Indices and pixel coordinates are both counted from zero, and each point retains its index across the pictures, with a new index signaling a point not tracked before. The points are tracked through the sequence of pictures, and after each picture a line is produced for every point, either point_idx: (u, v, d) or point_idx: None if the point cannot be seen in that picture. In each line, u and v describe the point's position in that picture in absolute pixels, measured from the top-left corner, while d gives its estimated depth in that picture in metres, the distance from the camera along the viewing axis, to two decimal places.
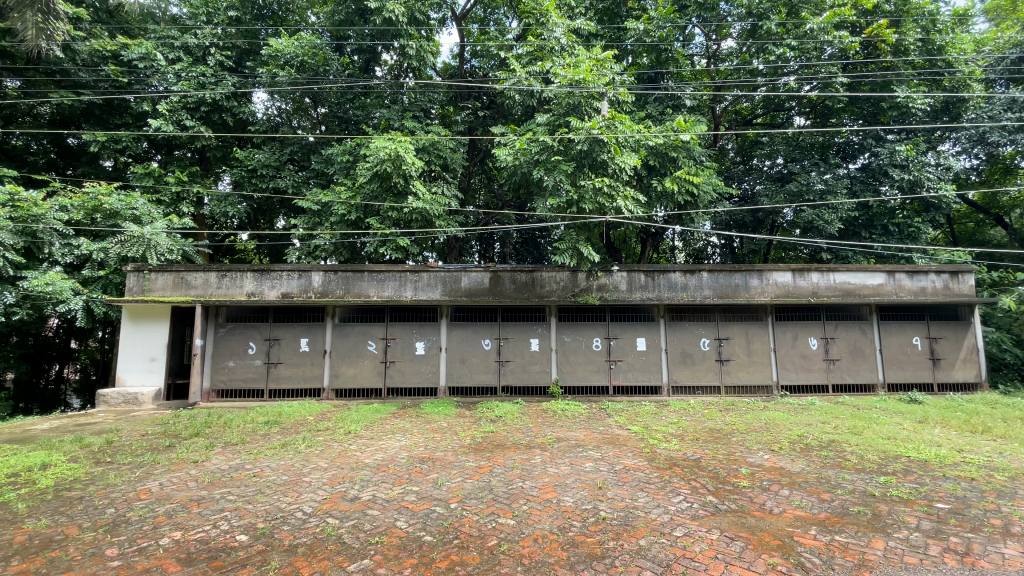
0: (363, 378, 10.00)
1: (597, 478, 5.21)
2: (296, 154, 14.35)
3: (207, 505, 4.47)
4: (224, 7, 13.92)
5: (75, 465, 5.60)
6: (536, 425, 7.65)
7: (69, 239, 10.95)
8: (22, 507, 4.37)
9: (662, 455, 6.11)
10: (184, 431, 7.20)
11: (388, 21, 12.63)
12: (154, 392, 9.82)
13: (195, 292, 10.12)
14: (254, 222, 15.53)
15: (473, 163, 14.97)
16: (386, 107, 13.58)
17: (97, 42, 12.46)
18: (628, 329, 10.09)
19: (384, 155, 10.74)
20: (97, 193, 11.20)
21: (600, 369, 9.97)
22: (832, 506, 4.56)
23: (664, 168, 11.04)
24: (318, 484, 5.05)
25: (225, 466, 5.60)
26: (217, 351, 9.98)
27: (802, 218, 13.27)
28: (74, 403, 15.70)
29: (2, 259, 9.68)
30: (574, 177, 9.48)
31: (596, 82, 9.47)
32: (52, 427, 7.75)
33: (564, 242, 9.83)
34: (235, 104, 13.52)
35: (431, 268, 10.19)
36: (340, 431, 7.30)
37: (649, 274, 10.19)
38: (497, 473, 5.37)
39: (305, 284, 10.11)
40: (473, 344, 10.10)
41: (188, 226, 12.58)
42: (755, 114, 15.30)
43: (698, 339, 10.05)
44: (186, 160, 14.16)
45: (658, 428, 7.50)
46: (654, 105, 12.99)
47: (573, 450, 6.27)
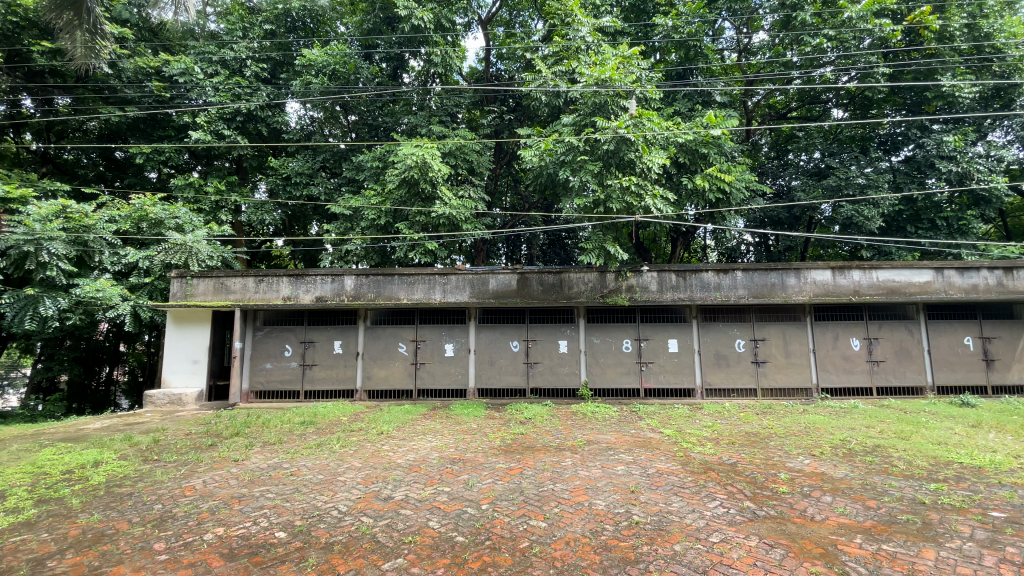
0: (395, 379, 10.15)
1: (629, 481, 5.13)
2: (328, 161, 14.69)
3: (247, 502, 4.61)
4: (259, 22, 14.50)
5: (125, 462, 5.89)
6: (566, 427, 7.61)
7: (118, 248, 11.50)
8: (77, 503, 4.61)
9: (697, 459, 5.97)
10: (225, 431, 7.47)
11: (416, 28, 12.87)
12: (196, 393, 10.23)
13: (234, 296, 10.47)
14: (289, 229, 15.99)
15: (499, 165, 15.02)
16: (414, 113, 13.89)
17: (142, 60, 13.10)
18: (659, 330, 9.91)
19: (412, 162, 10.93)
20: (143, 204, 11.77)
21: (631, 371, 9.83)
22: (878, 514, 4.35)
23: (695, 165, 10.86)
24: (352, 483, 5.14)
25: (263, 465, 5.76)
26: (255, 354, 10.34)
27: (842, 214, 12.76)
28: (123, 404, 16.55)
29: (55, 268, 10.31)
30: (600, 177, 9.42)
31: (622, 81, 9.42)
32: (104, 427, 8.17)
33: (591, 242, 9.76)
34: (269, 114, 14.05)
35: (459, 270, 10.22)
36: (373, 432, 7.42)
37: (680, 274, 9.88)
38: (528, 475, 5.36)
39: (338, 288, 10.31)
40: (502, 346, 10.12)
41: (227, 234, 13.09)
42: (790, 107, 14.79)
43: (732, 340, 9.79)
44: (224, 170, 14.71)
45: (692, 431, 7.34)
46: (683, 102, 12.82)
47: (604, 453, 6.20)
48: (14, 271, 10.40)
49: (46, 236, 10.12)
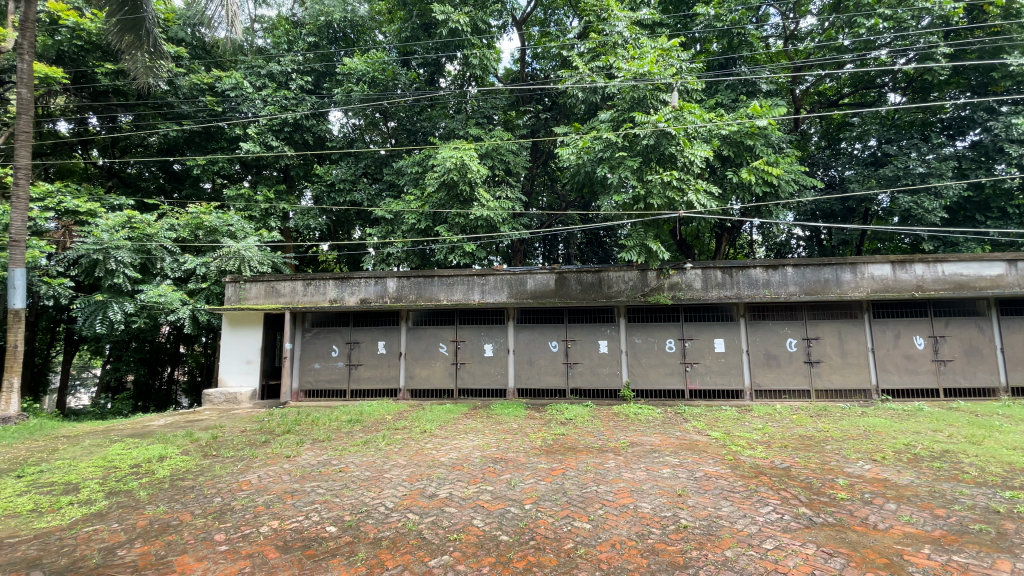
0: (436, 379, 10.31)
1: (676, 485, 4.99)
2: (369, 167, 15.11)
3: (300, 497, 4.78)
4: (304, 36, 15.06)
5: (187, 457, 6.23)
6: (609, 429, 7.50)
7: (177, 255, 12.11)
8: (144, 495, 4.90)
9: (747, 463, 5.75)
10: (278, 428, 7.79)
11: (453, 32, 13.03)
12: (250, 392, 10.70)
13: (284, 299, 10.89)
14: (333, 233, 16.49)
15: (536, 164, 15.00)
16: (451, 117, 14.07)
17: (196, 77, 13.83)
18: (704, 329, 9.60)
19: (451, 164, 11.12)
20: (199, 213, 12.47)
21: (675, 372, 9.57)
22: (948, 523, 4.06)
23: (741, 158, 10.55)
24: (398, 480, 5.24)
25: (314, 462, 5.96)
26: (305, 354, 10.76)
27: (899, 206, 12.02)
28: (183, 403, 17.48)
29: (122, 275, 10.99)
30: (640, 173, 9.26)
31: (662, 74, 9.24)
32: (167, 423, 8.67)
33: (632, 239, 9.57)
34: (314, 123, 14.60)
35: (497, 271, 10.26)
36: (416, 430, 7.54)
37: (725, 271, 9.54)
38: (570, 476, 5.30)
39: (381, 290, 10.56)
40: (541, 346, 10.09)
41: (276, 239, 13.66)
42: (842, 94, 14.19)
43: (783, 339, 9.37)
44: (272, 178, 15.32)
45: (741, 434, 7.07)
46: (726, 93, 12.41)
47: (649, 455, 6.06)
48: (86, 278, 11.22)
49: (113, 245, 10.86)
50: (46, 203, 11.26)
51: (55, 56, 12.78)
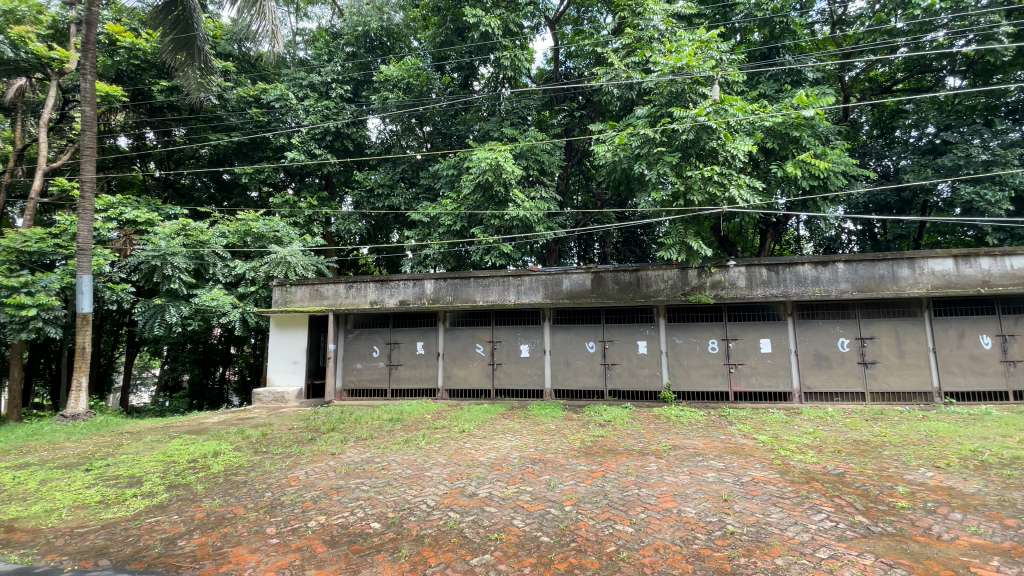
0: (474, 379, 10.41)
1: (721, 489, 4.83)
2: (406, 172, 15.39)
3: (345, 493, 4.91)
4: (342, 46, 15.51)
5: (239, 453, 6.52)
6: (649, 431, 7.34)
7: (228, 260, 12.69)
8: (200, 489, 5.16)
9: (797, 468, 5.51)
10: (323, 426, 8.03)
11: (485, 35, 13.21)
12: (296, 392, 11.09)
13: (328, 302, 11.37)
14: (373, 237, 16.87)
15: (571, 163, 14.94)
16: (485, 119, 14.24)
17: (243, 90, 14.45)
18: (749, 329, 9.26)
19: (486, 165, 11.26)
20: (248, 220, 13.02)
21: (718, 373, 9.28)
22: (1022, 535, 3.76)
23: (785, 151, 10.23)
24: (439, 479, 5.30)
25: (357, 459, 6.11)
26: (347, 354, 11.10)
27: (960, 197, 11.28)
28: (234, 401, 18.25)
29: (178, 280, 11.62)
30: (679, 169, 9.04)
31: (701, 67, 9.09)
32: (220, 421, 9.10)
33: (671, 237, 9.37)
34: (354, 130, 15.06)
35: (533, 271, 10.32)
36: (455, 430, 7.62)
37: (771, 268, 9.21)
38: (610, 479, 5.22)
39: (419, 292, 10.87)
40: (578, 346, 10.00)
41: (320, 244, 14.14)
42: (896, 79, 13.47)
43: (835, 339, 8.92)
44: (315, 185, 15.84)
45: (789, 438, 6.78)
46: (768, 83, 12.01)
47: (692, 459, 5.89)
48: (146, 283, 11.89)
49: (169, 252, 11.49)
50: (109, 214, 12.06)
51: (114, 75, 13.67)
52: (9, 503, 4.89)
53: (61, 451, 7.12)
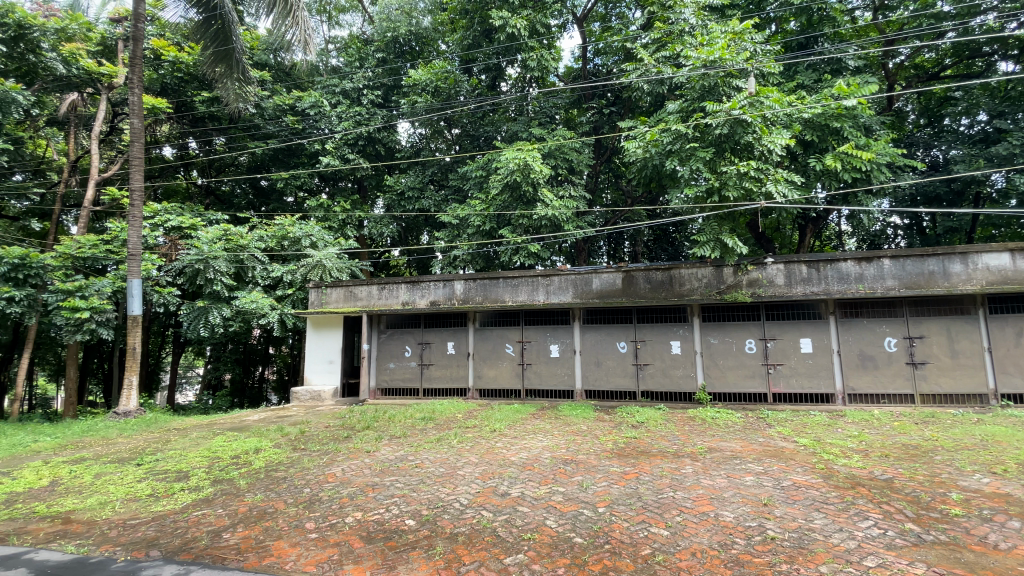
0: (504, 379, 10.44)
1: (761, 493, 4.69)
2: (436, 175, 15.61)
3: (380, 490, 5.00)
4: (373, 52, 15.81)
5: (279, 450, 6.73)
6: (684, 433, 7.20)
7: (266, 263, 13.12)
8: (243, 484, 5.35)
9: (841, 472, 5.29)
10: (358, 424, 8.21)
11: (512, 36, 13.26)
12: (332, 390, 11.40)
13: (361, 303, 11.61)
14: (404, 239, 17.10)
15: (600, 161, 14.81)
16: (513, 119, 14.29)
17: (279, 98, 14.93)
18: (788, 329, 8.95)
19: (514, 165, 11.30)
20: (285, 225, 13.45)
21: (755, 374, 9.02)
22: None
23: (825, 142, 9.88)
24: (471, 478, 5.34)
25: (391, 457, 6.22)
26: (380, 354, 11.33)
27: (1017, 187, 10.63)
28: (273, 399, 18.84)
29: (220, 283, 12.08)
30: (713, 164, 8.84)
31: (735, 59, 8.90)
32: (261, 418, 9.42)
33: (705, 234, 9.18)
34: (385, 135, 15.37)
35: (562, 271, 10.28)
36: (486, 429, 7.66)
37: (811, 265, 8.88)
38: (644, 481, 5.13)
39: (449, 292, 10.98)
40: (609, 346, 9.89)
41: (353, 246, 14.46)
42: (943, 65, 12.84)
43: (881, 338, 8.54)
44: (348, 190, 16.20)
45: (833, 441, 6.52)
46: (806, 73, 11.61)
47: (729, 462, 5.74)
48: (190, 286, 12.39)
49: (211, 256, 11.95)
50: (156, 221, 12.64)
51: (159, 89, 14.35)
52: (68, 496, 5.19)
53: (114, 447, 7.50)
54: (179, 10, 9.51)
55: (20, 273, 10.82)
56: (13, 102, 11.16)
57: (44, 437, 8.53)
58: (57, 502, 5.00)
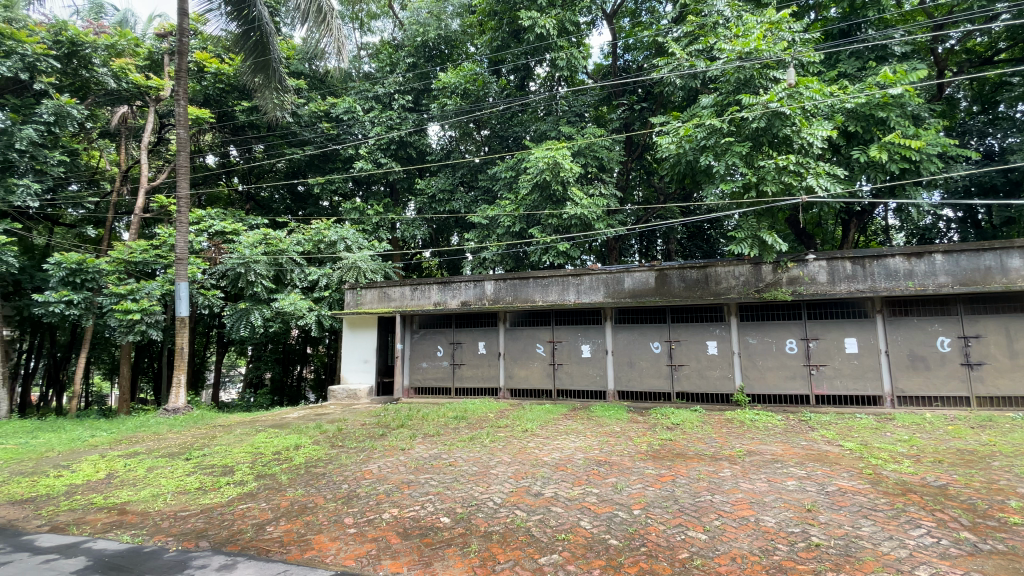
0: (535, 379, 10.43)
1: (804, 499, 4.53)
2: (465, 176, 15.76)
3: (415, 487, 5.08)
4: (403, 58, 16.07)
5: (318, 447, 6.93)
6: (721, 436, 7.01)
7: (304, 266, 13.52)
8: (285, 479, 5.53)
9: (891, 478, 5.05)
10: (393, 422, 8.36)
11: (541, 36, 13.24)
12: (368, 389, 11.68)
13: (394, 303, 11.84)
14: (435, 241, 17.29)
15: (631, 158, 14.61)
16: (542, 119, 14.23)
17: (315, 105, 15.35)
18: (831, 328, 8.61)
19: (544, 164, 11.32)
20: (321, 229, 13.81)
21: (796, 375, 8.72)
22: None
23: (870, 133, 9.47)
24: (504, 477, 5.36)
25: (426, 455, 6.31)
26: (413, 354, 11.51)
27: None
28: (311, 398, 19.40)
29: (260, 286, 12.50)
30: (750, 159, 8.62)
31: (772, 50, 8.65)
32: (300, 416, 9.72)
33: (742, 231, 8.93)
34: (416, 138, 15.61)
35: (593, 270, 10.21)
36: (518, 429, 7.68)
37: (855, 261, 8.52)
38: (681, 484, 5.03)
39: (480, 292, 11.06)
40: (643, 347, 9.74)
41: (386, 249, 14.76)
42: (998, 49, 12.11)
43: (933, 338, 8.11)
44: (380, 193, 16.52)
45: (881, 446, 6.23)
46: (849, 62, 11.15)
47: (769, 465, 5.57)
48: (232, 288, 12.89)
49: (252, 259, 12.40)
50: (200, 227, 13.22)
51: (203, 100, 15.11)
52: (123, 488, 5.49)
53: (164, 442, 7.88)
54: (220, 23, 9.81)
55: (76, 278, 11.58)
56: (68, 115, 11.92)
57: (100, 432, 9.02)
58: (113, 493, 5.29)
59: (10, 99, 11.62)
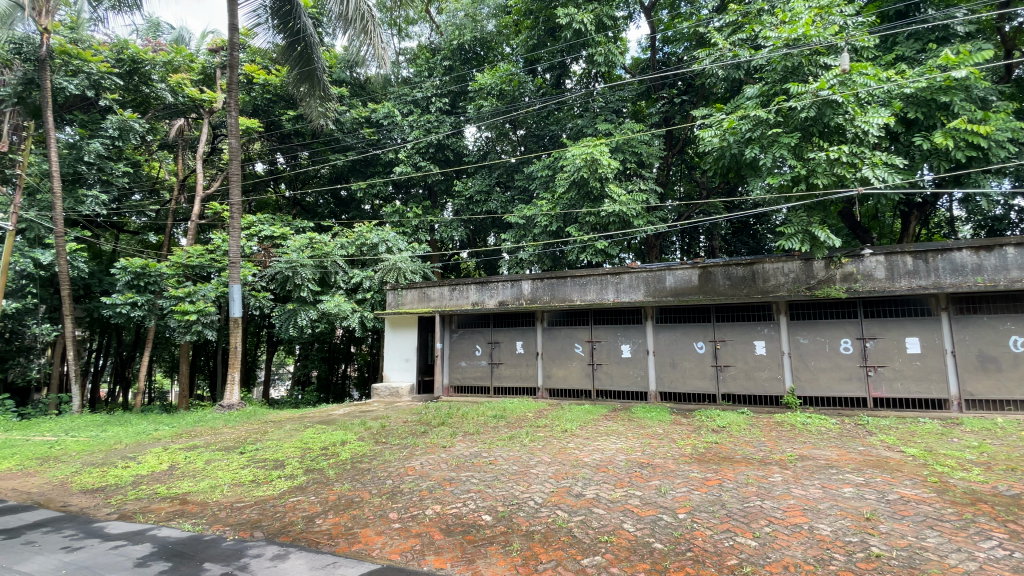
0: (574, 379, 10.36)
1: (862, 507, 4.29)
2: (502, 177, 15.87)
3: (457, 485, 5.15)
4: (440, 62, 16.34)
5: (363, 443, 7.14)
6: (771, 439, 6.75)
7: (347, 269, 13.91)
8: (332, 474, 5.72)
9: (959, 487, 4.72)
10: (433, 420, 8.52)
11: (578, 33, 13.13)
12: (409, 387, 11.93)
13: (434, 303, 12.03)
14: (473, 241, 17.45)
15: (672, 152, 14.29)
16: (578, 116, 14.08)
17: (356, 111, 15.81)
18: (890, 327, 8.13)
19: (581, 161, 11.26)
20: (364, 232, 14.21)
21: (852, 377, 8.28)
22: None
23: (932, 119, 8.89)
24: (545, 477, 5.35)
25: (467, 453, 6.38)
26: (453, 352, 11.70)
27: None
28: (354, 395, 19.99)
29: (306, 288, 12.96)
30: (800, 150, 8.21)
31: (821, 35, 8.30)
32: (345, 413, 10.06)
33: (791, 225, 8.58)
34: (454, 141, 15.83)
35: (632, 269, 10.08)
36: (558, 429, 7.65)
37: (917, 256, 8.01)
38: (728, 488, 4.88)
39: (517, 292, 11.10)
40: (686, 346, 9.51)
41: (426, 250, 15.03)
42: None
43: (1005, 337, 7.52)
44: (419, 196, 16.82)
45: (948, 452, 5.83)
46: (906, 44, 10.53)
47: (824, 471, 5.32)
48: (280, 290, 13.43)
49: (299, 263, 12.89)
50: (251, 232, 13.84)
51: (252, 110, 15.75)
52: (185, 479, 5.83)
53: (220, 436, 8.31)
54: (267, 36, 10.27)
55: (141, 281, 12.49)
56: (131, 129, 12.86)
57: (163, 426, 9.60)
58: (175, 484, 5.63)
59: (78, 115, 12.59)
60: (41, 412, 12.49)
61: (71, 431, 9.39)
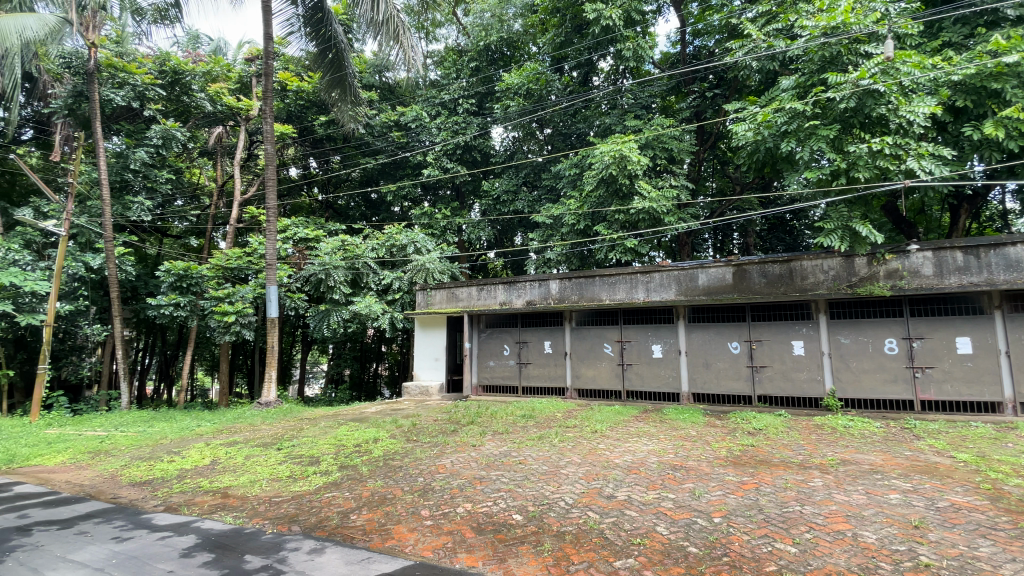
0: (603, 379, 10.27)
1: (909, 514, 4.11)
2: (529, 176, 15.88)
3: (487, 483, 5.18)
4: (467, 63, 16.45)
5: (394, 441, 7.26)
6: (810, 443, 6.53)
7: (377, 270, 14.15)
8: (365, 470, 5.84)
9: (1015, 494, 4.45)
10: (463, 419, 8.58)
11: (606, 29, 13.00)
12: (438, 386, 12.06)
13: (462, 303, 12.13)
14: (501, 241, 17.48)
15: (703, 148, 13.96)
16: (606, 114, 13.92)
17: (385, 115, 16.07)
18: (939, 326, 7.74)
19: (610, 159, 11.16)
20: (393, 234, 14.44)
21: (898, 378, 7.92)
22: None
23: (983, 107, 8.40)
24: (575, 477, 5.32)
25: (497, 452, 6.41)
26: (481, 351, 11.79)
27: None
28: (386, 394, 20.31)
29: (337, 289, 13.26)
30: (839, 142, 7.92)
31: (861, 23, 7.91)
32: (377, 411, 10.25)
33: (831, 220, 8.22)
34: (481, 142, 15.92)
35: (664, 267, 9.92)
36: (588, 430, 7.60)
37: (968, 252, 7.61)
38: (765, 492, 4.74)
39: (545, 292, 11.10)
40: (719, 346, 9.28)
41: (454, 251, 15.14)
42: None
43: None
44: (447, 197, 16.96)
45: (1003, 458, 5.52)
46: (954, 29, 10.02)
47: (867, 476, 5.11)
48: (314, 291, 13.79)
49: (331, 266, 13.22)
50: (286, 235, 14.25)
51: (286, 116, 16.22)
52: (226, 473, 6.05)
53: (259, 432, 8.59)
54: (300, 43, 10.55)
55: (183, 282, 13.00)
56: (173, 138, 13.33)
57: (205, 423, 9.98)
58: (217, 478, 5.85)
59: (124, 125, 13.24)
60: (93, 408, 13.17)
61: (121, 426, 9.88)
